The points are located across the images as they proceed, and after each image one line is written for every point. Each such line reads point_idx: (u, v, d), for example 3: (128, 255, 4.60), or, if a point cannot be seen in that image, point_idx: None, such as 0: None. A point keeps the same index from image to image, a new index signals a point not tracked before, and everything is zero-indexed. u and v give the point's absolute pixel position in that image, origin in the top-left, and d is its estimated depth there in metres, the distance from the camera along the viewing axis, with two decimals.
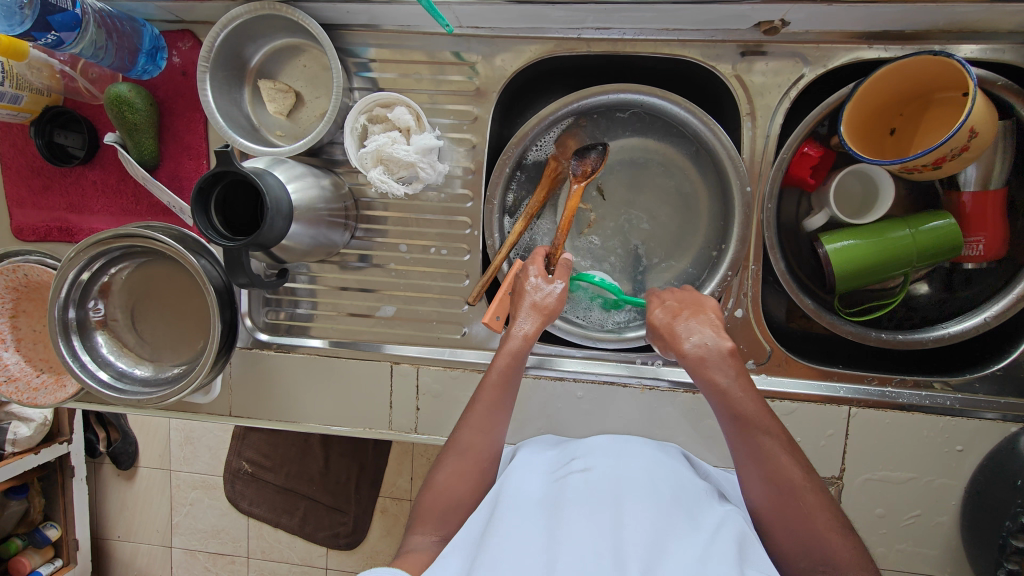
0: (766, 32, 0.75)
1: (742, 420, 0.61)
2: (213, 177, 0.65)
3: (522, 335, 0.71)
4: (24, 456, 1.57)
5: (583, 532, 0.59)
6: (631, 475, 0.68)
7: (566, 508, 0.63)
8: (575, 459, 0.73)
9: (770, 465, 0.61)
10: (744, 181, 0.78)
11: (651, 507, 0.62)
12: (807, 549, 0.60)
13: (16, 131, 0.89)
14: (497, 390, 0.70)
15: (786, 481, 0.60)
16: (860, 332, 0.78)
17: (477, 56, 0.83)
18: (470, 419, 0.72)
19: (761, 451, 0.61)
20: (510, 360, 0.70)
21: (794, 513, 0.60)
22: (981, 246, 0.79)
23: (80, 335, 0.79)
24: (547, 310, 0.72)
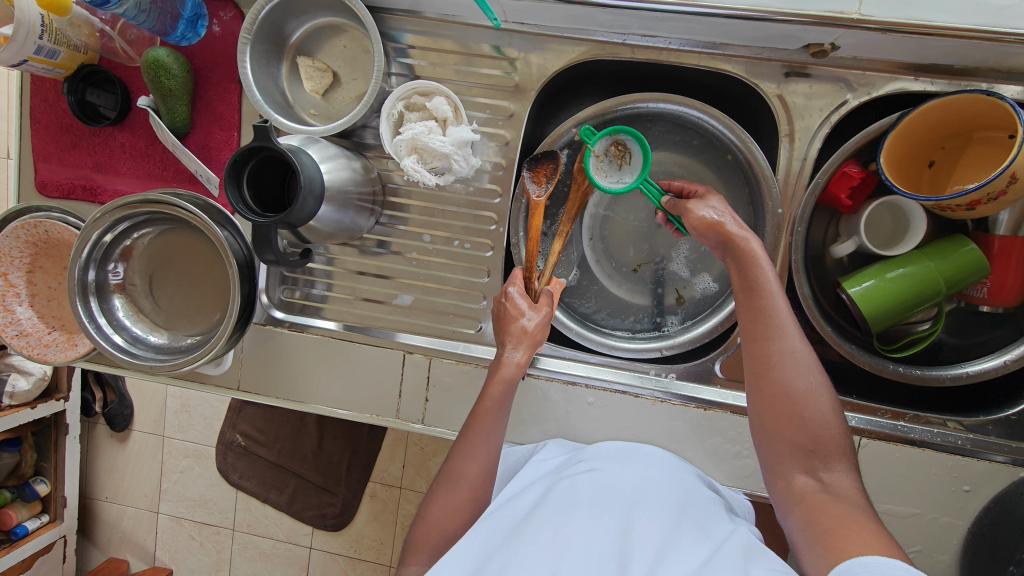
0: (815, 54, 0.74)
1: (763, 311, 0.64)
2: (249, 151, 0.64)
3: (513, 363, 0.72)
4: (21, 410, 1.58)
5: (586, 535, 0.60)
6: (639, 487, 0.68)
7: (570, 510, 0.64)
8: (582, 462, 0.73)
9: (782, 364, 0.62)
10: (776, 203, 0.78)
11: (662, 518, 0.62)
12: (804, 450, 0.61)
13: (48, 87, 0.88)
14: (501, 395, 0.71)
15: (798, 377, 0.62)
16: (878, 364, 0.77)
17: (518, 52, 0.83)
18: (467, 425, 0.73)
19: (769, 349, 0.63)
20: (503, 385, 0.71)
21: (799, 410, 0.61)
22: (987, 289, 0.79)
23: (99, 296, 0.78)
24: (527, 336, 0.73)
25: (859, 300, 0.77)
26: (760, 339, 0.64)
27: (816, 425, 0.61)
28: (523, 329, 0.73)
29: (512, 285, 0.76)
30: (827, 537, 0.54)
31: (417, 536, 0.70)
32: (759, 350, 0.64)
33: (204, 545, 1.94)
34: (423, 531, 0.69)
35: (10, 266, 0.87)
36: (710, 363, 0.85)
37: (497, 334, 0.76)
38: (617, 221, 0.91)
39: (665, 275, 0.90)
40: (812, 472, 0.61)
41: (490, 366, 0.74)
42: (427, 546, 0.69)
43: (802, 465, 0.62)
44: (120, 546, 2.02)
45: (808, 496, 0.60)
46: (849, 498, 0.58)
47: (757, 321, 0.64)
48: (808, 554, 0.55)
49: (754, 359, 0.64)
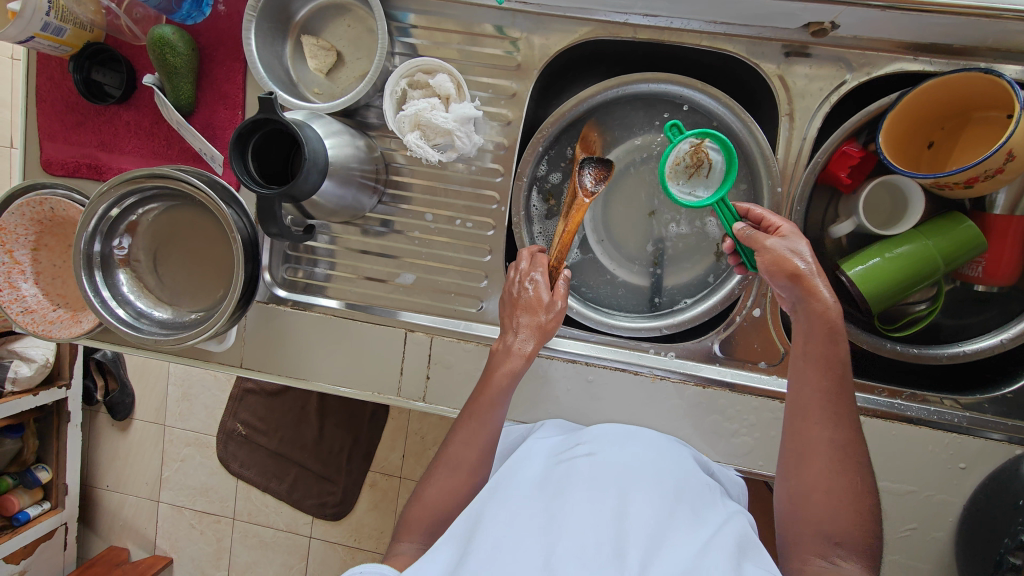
0: (814, 33, 0.75)
1: (822, 399, 0.64)
2: (253, 125, 0.65)
3: (520, 353, 0.72)
4: (23, 396, 1.59)
5: (582, 518, 0.60)
6: (638, 467, 0.69)
7: (567, 494, 0.64)
8: (580, 445, 0.73)
9: (824, 451, 0.63)
10: (776, 181, 0.78)
11: (655, 506, 0.62)
12: (829, 539, 0.62)
13: (54, 65, 0.89)
14: (501, 384, 0.71)
15: (840, 466, 0.63)
16: (876, 343, 0.78)
17: (520, 32, 0.83)
18: (471, 410, 0.73)
19: (812, 434, 0.64)
20: (508, 376, 0.71)
21: (836, 498, 0.62)
22: (982, 268, 0.80)
23: (104, 270, 0.79)
24: (537, 329, 0.72)
25: (859, 281, 0.77)
26: (804, 424, 0.65)
27: (847, 517, 0.61)
28: (539, 322, 0.73)
29: (536, 271, 0.75)
30: None
31: (414, 512, 0.72)
32: (806, 423, 0.65)
33: (205, 533, 1.95)
34: (418, 509, 0.71)
35: (15, 242, 0.88)
36: (710, 342, 0.85)
37: (506, 320, 0.76)
38: (618, 199, 0.91)
39: (665, 256, 0.90)
40: (829, 559, 0.61)
41: (493, 351, 0.73)
42: (421, 524, 0.71)
43: (817, 549, 0.62)
44: (121, 535, 2.03)
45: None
46: None
47: (813, 403, 0.64)
48: None
49: (797, 435, 0.66)
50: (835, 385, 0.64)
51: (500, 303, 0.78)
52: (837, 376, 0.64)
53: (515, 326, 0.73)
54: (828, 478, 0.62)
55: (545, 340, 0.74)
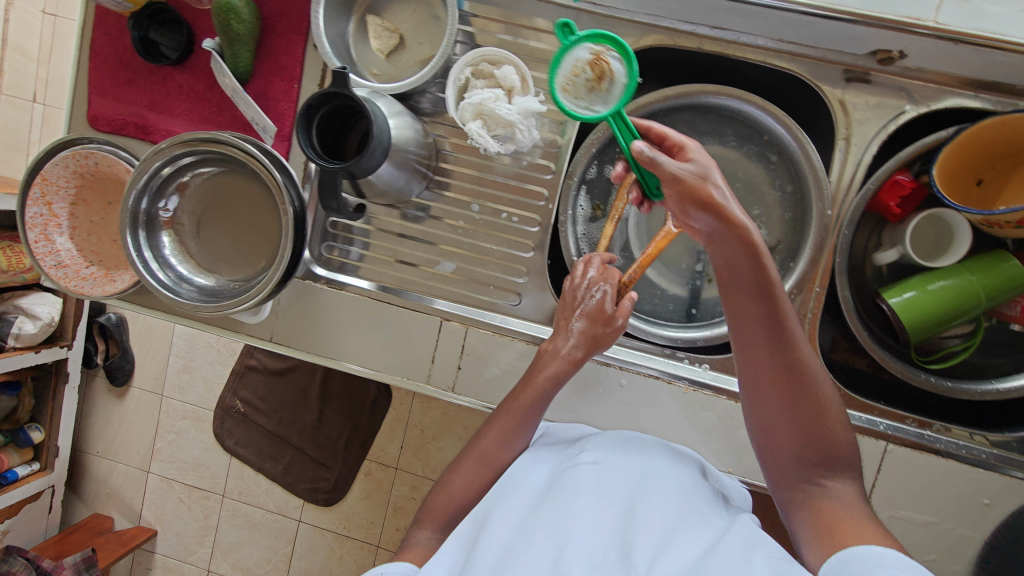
0: (881, 61, 0.76)
1: (787, 343, 0.64)
2: (323, 97, 0.66)
3: (567, 358, 0.76)
4: (25, 352, 1.57)
5: (589, 523, 0.60)
6: (643, 477, 0.68)
7: (573, 497, 0.64)
8: (585, 451, 0.72)
9: (811, 394, 0.64)
10: (826, 204, 0.79)
11: (661, 510, 0.61)
12: (813, 461, 0.63)
13: (113, 21, 0.89)
14: (541, 384, 0.75)
15: (810, 388, 0.64)
16: (910, 372, 0.79)
17: (584, 32, 0.83)
18: (504, 411, 0.77)
19: (799, 377, 0.64)
20: (551, 380, 0.75)
21: (818, 423, 0.63)
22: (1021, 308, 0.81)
23: (148, 230, 0.78)
24: (589, 340, 0.76)
25: (900, 310, 0.79)
26: (755, 360, 0.66)
27: (836, 442, 0.63)
28: (594, 333, 0.76)
29: (603, 286, 0.78)
30: (831, 534, 0.57)
31: (439, 502, 0.74)
32: (761, 393, 0.67)
33: (193, 509, 1.92)
34: (439, 501, 0.75)
35: (55, 194, 0.88)
36: None
37: (562, 321, 0.79)
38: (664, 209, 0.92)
39: (704, 268, 0.91)
40: (819, 483, 0.62)
41: (542, 351, 0.79)
42: (441, 513, 0.74)
43: (805, 475, 0.64)
44: (107, 503, 2.00)
45: (809, 502, 0.62)
46: (844, 501, 0.60)
47: (754, 333, 0.66)
48: (811, 550, 0.58)
49: (755, 381, 0.67)
50: (769, 309, 0.65)
51: (561, 304, 0.82)
52: (790, 346, 0.64)
53: (569, 333, 0.77)
54: (802, 428, 0.64)
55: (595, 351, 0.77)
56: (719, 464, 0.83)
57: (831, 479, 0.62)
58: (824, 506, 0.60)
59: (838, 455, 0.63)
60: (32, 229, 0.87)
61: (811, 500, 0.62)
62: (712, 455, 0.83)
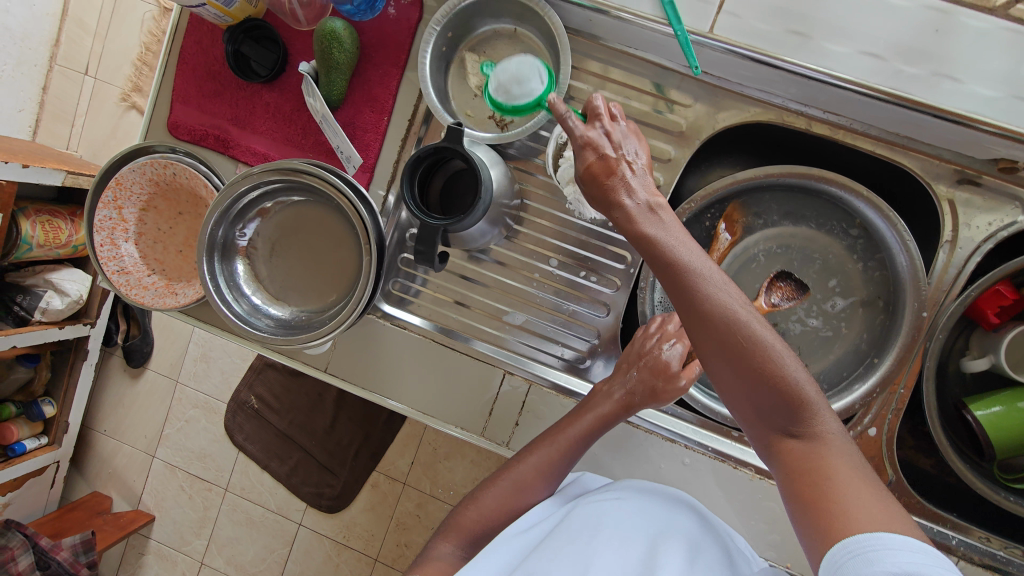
0: (1001, 169, 0.74)
1: (670, 268, 0.57)
2: (432, 150, 0.64)
3: (621, 402, 0.77)
4: (48, 328, 1.55)
5: (608, 559, 0.59)
6: (666, 519, 0.67)
7: (595, 532, 0.63)
8: (609, 490, 0.71)
9: (710, 317, 0.55)
10: (922, 306, 0.77)
11: (682, 552, 0.60)
12: (768, 415, 0.56)
13: (206, 30, 0.87)
14: (587, 425, 0.76)
15: (740, 333, 0.54)
16: (991, 489, 0.77)
17: (689, 99, 0.81)
18: (547, 440, 0.76)
19: (691, 306, 0.56)
20: (601, 421, 0.76)
21: (757, 373, 0.54)
22: None
23: (224, 256, 0.76)
24: (646, 391, 0.77)
25: (987, 425, 0.78)
26: (685, 297, 0.56)
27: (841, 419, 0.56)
28: (653, 385, 0.77)
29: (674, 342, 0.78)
30: (819, 515, 0.51)
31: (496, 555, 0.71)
32: (713, 364, 0.57)
33: (193, 499, 1.89)
34: (469, 516, 0.76)
35: (127, 199, 0.86)
36: None
37: (622, 364, 0.80)
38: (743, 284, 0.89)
39: None
40: (788, 434, 0.56)
41: (597, 389, 0.79)
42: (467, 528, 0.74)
43: (776, 428, 0.56)
44: (107, 483, 1.97)
45: (791, 456, 0.55)
46: (842, 454, 0.54)
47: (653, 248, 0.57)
48: (806, 538, 0.52)
49: (683, 310, 0.57)
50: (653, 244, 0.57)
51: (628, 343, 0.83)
52: (721, 317, 0.55)
53: (628, 376, 0.77)
54: (781, 396, 0.54)
55: (650, 404, 0.78)
56: (777, 557, 0.80)
57: (808, 423, 0.55)
58: (808, 460, 0.54)
59: (808, 398, 0.54)
60: (99, 233, 0.85)
61: (790, 457, 0.55)
62: (770, 546, 0.80)
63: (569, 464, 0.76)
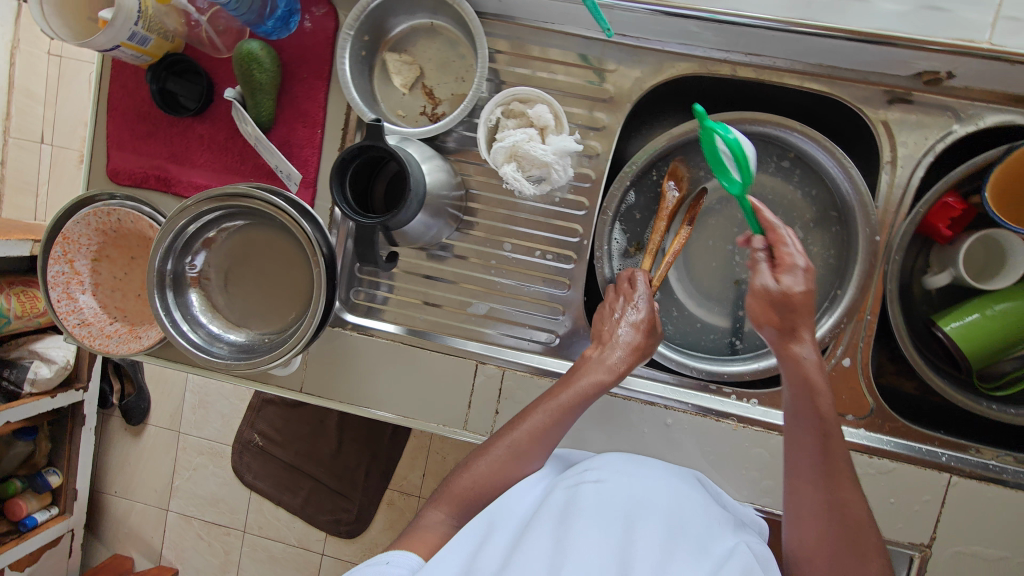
0: (927, 83, 0.74)
1: (808, 389, 0.65)
2: (358, 150, 0.64)
3: (611, 367, 0.73)
4: (40, 398, 1.52)
5: (589, 543, 0.57)
6: (645, 498, 0.66)
7: (572, 518, 0.61)
8: (588, 470, 0.70)
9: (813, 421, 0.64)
10: (873, 230, 0.77)
11: (659, 536, 0.59)
12: (838, 534, 0.61)
13: (130, 74, 0.87)
14: (577, 394, 0.72)
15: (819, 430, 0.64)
16: (971, 401, 0.77)
17: (613, 64, 0.81)
18: (546, 408, 0.72)
19: (820, 424, 0.64)
20: (597, 387, 0.72)
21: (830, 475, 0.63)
22: None
23: (174, 289, 0.76)
24: (637, 345, 0.74)
25: (957, 338, 0.78)
26: (796, 395, 0.66)
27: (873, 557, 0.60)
28: (638, 343, 0.75)
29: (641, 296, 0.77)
30: None
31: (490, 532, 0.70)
32: (801, 446, 0.65)
33: (213, 545, 1.88)
34: (463, 484, 0.71)
35: (77, 252, 0.86)
36: None
37: (597, 334, 0.78)
38: (698, 239, 0.89)
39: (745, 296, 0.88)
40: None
41: (585, 360, 0.75)
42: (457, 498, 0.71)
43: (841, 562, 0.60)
44: (126, 543, 1.96)
45: None
46: None
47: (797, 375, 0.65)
48: None
49: (801, 410, 0.65)
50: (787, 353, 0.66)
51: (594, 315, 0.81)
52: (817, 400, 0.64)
53: (614, 343, 0.74)
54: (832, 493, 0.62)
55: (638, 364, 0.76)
56: (774, 503, 0.80)
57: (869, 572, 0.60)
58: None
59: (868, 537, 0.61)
60: (54, 289, 0.85)
61: None
62: (765, 493, 0.80)
63: (565, 426, 0.72)
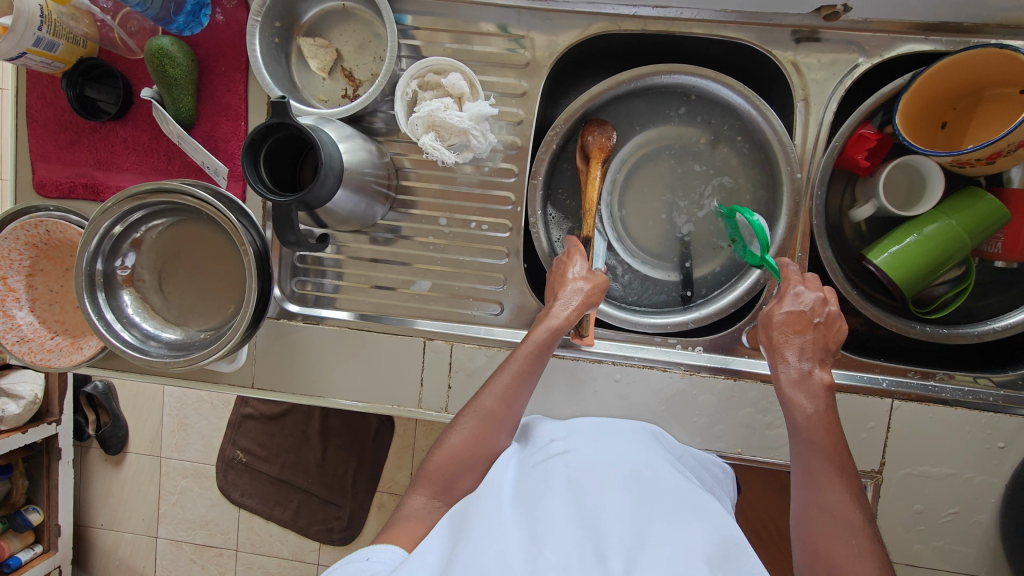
0: (826, 17, 0.75)
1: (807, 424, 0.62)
2: (266, 129, 0.64)
3: (566, 317, 0.72)
4: (11, 434, 1.41)
5: (565, 520, 0.55)
6: (617, 459, 0.64)
7: (544, 494, 0.59)
8: (557, 443, 0.68)
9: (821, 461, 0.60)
10: (795, 167, 0.78)
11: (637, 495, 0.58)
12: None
13: (46, 83, 0.86)
14: (535, 347, 0.71)
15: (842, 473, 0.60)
16: (905, 325, 0.78)
17: (526, 29, 0.82)
18: (512, 364, 0.71)
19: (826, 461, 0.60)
20: (552, 336, 0.71)
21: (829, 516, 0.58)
22: (1001, 244, 0.79)
23: (106, 290, 0.75)
24: (593, 291, 0.74)
25: (887, 268, 0.77)
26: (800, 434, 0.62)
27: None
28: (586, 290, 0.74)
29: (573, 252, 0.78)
30: None
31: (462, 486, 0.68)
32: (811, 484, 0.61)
33: (207, 569, 1.71)
34: (434, 463, 0.69)
35: (9, 268, 0.83)
36: (737, 335, 0.83)
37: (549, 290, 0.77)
38: (633, 197, 0.90)
39: (688, 248, 0.89)
40: None
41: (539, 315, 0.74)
42: (436, 481, 0.68)
43: None
44: None
45: None
46: None
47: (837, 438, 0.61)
48: None
49: (805, 455, 0.62)
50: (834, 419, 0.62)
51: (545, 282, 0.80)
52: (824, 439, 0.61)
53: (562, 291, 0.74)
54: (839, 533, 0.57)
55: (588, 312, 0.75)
56: (728, 447, 0.81)
57: None
58: None
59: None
60: None
61: None
62: (718, 438, 0.81)
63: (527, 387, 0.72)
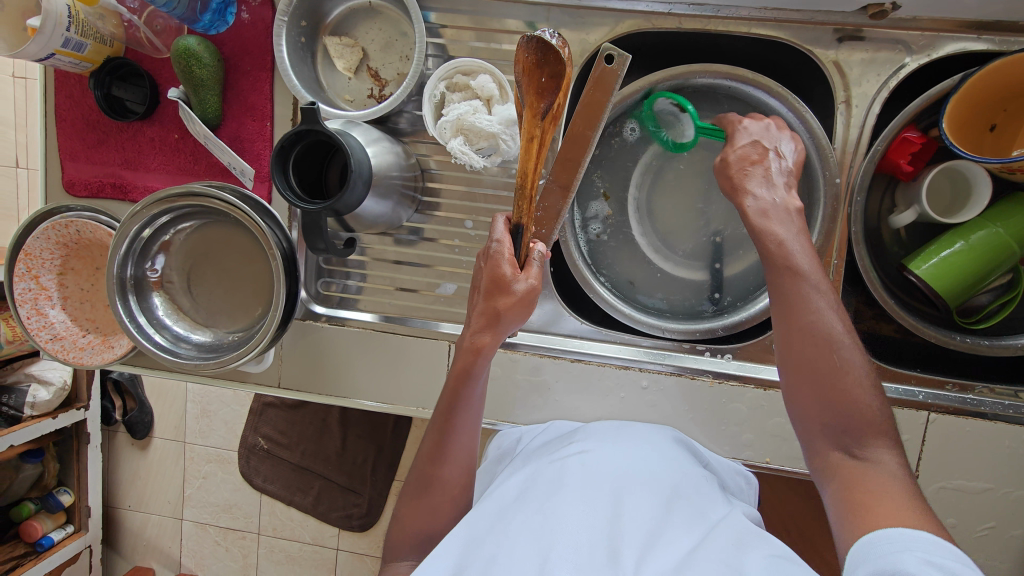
0: (873, 16, 0.72)
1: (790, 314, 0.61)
2: (295, 136, 0.63)
3: (472, 347, 0.64)
4: (43, 420, 1.45)
5: (578, 517, 0.57)
6: (632, 467, 0.65)
7: (560, 497, 0.60)
8: (574, 443, 0.69)
9: (807, 327, 0.60)
10: (833, 172, 0.75)
11: (651, 505, 0.60)
12: (837, 429, 0.58)
13: (73, 83, 0.86)
14: (450, 391, 0.67)
15: (832, 349, 0.59)
16: (944, 336, 0.75)
17: (557, 27, 0.80)
18: (433, 422, 0.70)
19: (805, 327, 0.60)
20: (460, 375, 0.66)
21: (828, 385, 0.58)
22: None
23: (137, 294, 0.76)
24: (507, 306, 0.61)
25: (929, 279, 0.75)
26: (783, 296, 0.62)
27: None
28: (492, 306, 0.62)
29: (495, 231, 0.62)
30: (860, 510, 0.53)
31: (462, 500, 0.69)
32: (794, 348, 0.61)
33: (231, 551, 1.76)
34: (399, 531, 0.69)
35: (41, 267, 0.84)
36: (767, 342, 0.82)
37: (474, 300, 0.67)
38: (663, 200, 0.88)
39: (721, 250, 0.87)
40: (848, 452, 0.57)
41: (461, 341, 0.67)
42: (417, 526, 0.68)
43: (834, 441, 0.58)
44: None
45: (845, 474, 0.57)
46: (890, 474, 0.54)
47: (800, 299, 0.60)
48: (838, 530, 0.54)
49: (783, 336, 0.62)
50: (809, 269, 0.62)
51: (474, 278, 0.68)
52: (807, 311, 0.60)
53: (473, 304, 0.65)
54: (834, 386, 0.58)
55: (505, 328, 0.63)
56: (756, 456, 0.80)
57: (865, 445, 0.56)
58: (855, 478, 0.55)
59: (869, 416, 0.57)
60: (22, 306, 0.83)
61: (846, 475, 0.56)
62: (745, 447, 0.80)
63: (469, 429, 0.70)
